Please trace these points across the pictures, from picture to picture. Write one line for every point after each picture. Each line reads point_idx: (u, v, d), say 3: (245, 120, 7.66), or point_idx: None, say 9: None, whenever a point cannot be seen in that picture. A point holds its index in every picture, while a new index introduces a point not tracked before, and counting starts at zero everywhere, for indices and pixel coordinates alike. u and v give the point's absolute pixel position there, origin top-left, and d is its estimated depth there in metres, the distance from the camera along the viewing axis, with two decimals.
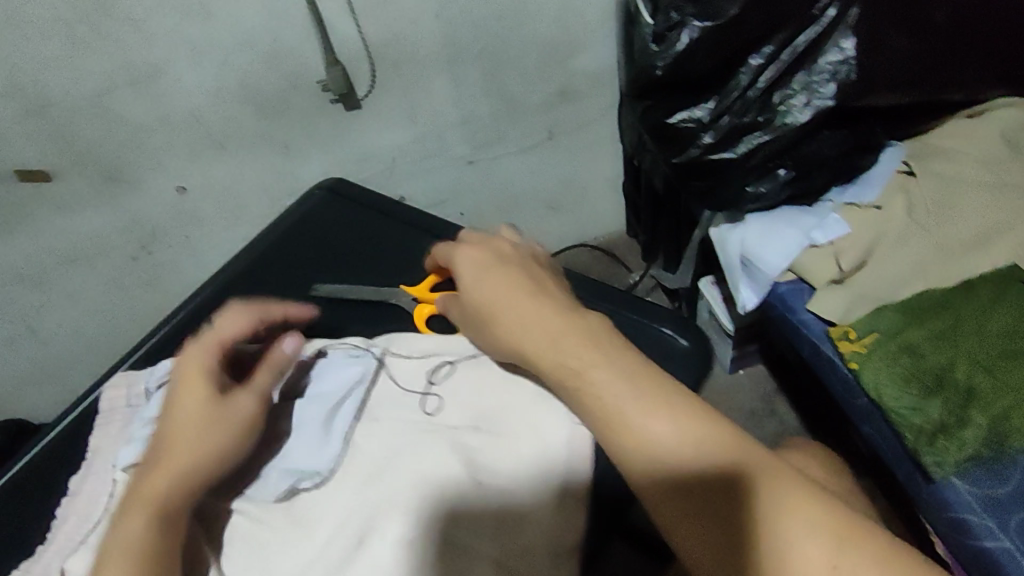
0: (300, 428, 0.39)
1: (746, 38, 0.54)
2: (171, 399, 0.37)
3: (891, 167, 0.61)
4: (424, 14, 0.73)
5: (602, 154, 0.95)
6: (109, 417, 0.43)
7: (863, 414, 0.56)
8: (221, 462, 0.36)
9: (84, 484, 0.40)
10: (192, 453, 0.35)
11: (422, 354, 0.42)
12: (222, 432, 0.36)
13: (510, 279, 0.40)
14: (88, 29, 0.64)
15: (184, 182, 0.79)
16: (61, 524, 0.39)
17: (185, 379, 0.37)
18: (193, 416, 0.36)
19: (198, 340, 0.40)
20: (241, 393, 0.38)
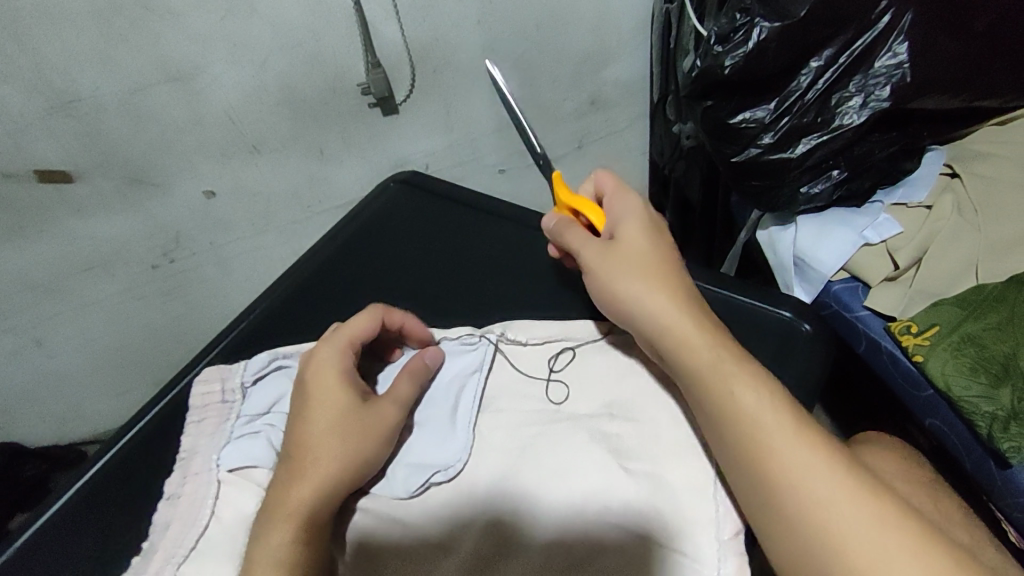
0: (424, 427, 0.50)
1: (810, 39, 0.57)
2: (312, 405, 0.47)
3: (936, 167, 0.64)
4: (467, 19, 0.72)
5: (628, 165, 0.96)
6: (204, 411, 0.49)
7: (927, 407, 0.58)
8: (359, 469, 0.46)
9: (185, 487, 0.46)
10: (333, 464, 0.45)
11: (546, 342, 0.53)
12: (361, 442, 0.46)
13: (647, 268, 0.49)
14: (126, 23, 0.62)
15: (213, 186, 0.76)
16: (164, 529, 0.45)
17: (324, 393, 0.47)
18: (336, 426, 0.46)
19: (338, 349, 0.48)
20: (380, 407, 0.48)
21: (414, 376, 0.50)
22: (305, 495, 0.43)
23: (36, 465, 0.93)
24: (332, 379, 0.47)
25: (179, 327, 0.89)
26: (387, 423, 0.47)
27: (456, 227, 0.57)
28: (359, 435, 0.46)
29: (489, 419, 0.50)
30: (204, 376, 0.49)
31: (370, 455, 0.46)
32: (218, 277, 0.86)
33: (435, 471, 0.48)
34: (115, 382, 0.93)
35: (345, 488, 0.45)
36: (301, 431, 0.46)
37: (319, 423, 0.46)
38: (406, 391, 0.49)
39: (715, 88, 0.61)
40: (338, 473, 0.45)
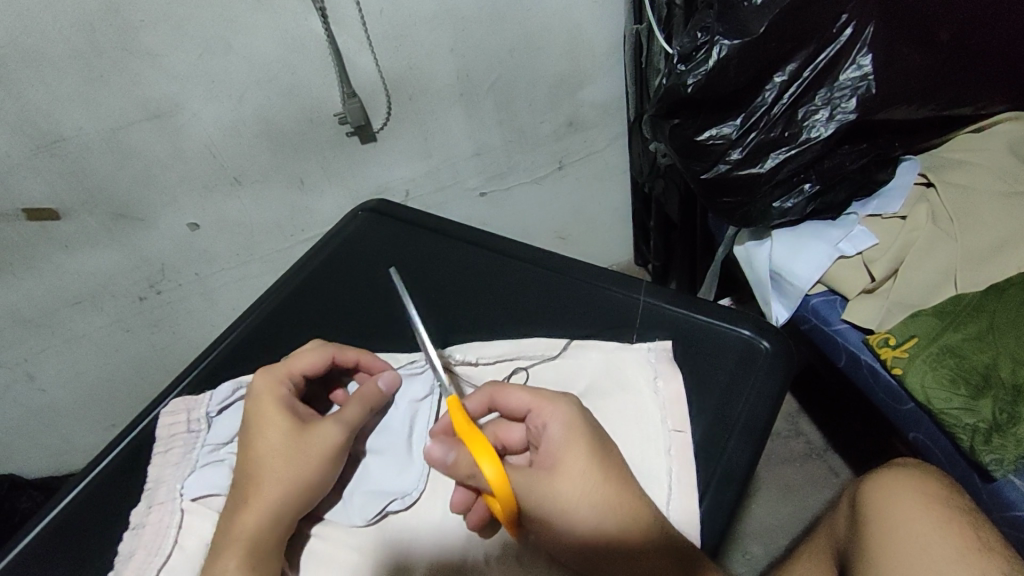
0: (382, 454, 0.46)
1: (772, 55, 0.57)
2: (250, 431, 0.44)
3: (909, 178, 0.63)
4: (440, 48, 0.74)
5: (610, 185, 0.97)
6: (170, 442, 0.47)
7: (911, 420, 0.56)
8: (306, 490, 0.42)
9: (149, 516, 0.43)
10: (274, 484, 0.41)
11: (498, 360, 0.50)
12: (302, 463, 0.42)
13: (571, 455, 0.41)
14: (105, 64, 0.63)
15: (196, 219, 0.78)
16: (128, 560, 0.42)
17: (262, 415, 0.44)
18: (275, 447, 0.43)
19: (270, 373, 0.46)
20: (324, 425, 0.44)
21: (368, 401, 0.46)
22: (250, 521, 0.40)
23: (32, 496, 0.92)
24: (263, 402, 0.45)
25: (168, 358, 0.90)
26: (330, 442, 0.44)
27: (429, 252, 0.58)
28: (300, 455, 0.43)
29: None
30: (169, 407, 0.48)
31: (313, 475, 0.42)
32: (204, 308, 0.87)
33: (394, 497, 0.44)
34: (106, 414, 0.94)
35: (290, 512, 0.41)
36: (241, 462, 0.43)
37: (261, 442, 0.43)
38: (353, 412, 0.45)
39: (680, 107, 0.62)
40: (279, 495, 0.41)
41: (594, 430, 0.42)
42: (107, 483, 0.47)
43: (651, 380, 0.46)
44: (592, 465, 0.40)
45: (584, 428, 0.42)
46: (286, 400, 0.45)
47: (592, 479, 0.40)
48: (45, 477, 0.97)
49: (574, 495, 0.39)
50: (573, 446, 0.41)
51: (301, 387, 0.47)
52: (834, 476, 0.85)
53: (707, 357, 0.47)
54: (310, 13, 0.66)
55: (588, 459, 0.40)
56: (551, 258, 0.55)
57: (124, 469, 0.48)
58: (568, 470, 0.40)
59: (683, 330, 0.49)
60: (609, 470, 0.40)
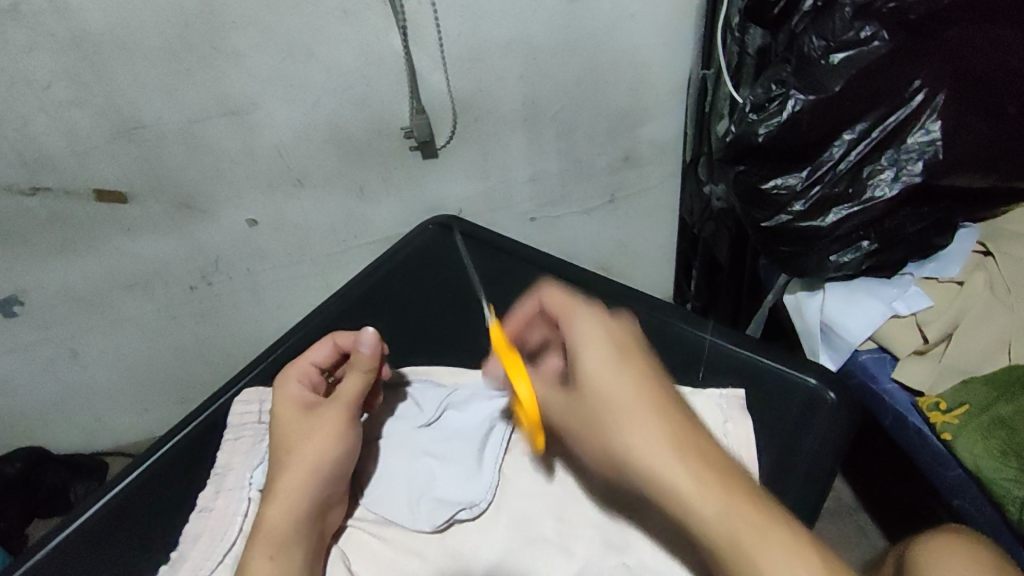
0: (453, 463, 0.53)
1: (844, 113, 0.58)
2: (273, 426, 0.50)
3: (968, 245, 0.64)
4: (510, 73, 0.76)
5: (658, 223, 0.98)
6: (240, 431, 0.52)
7: (956, 488, 0.56)
8: (316, 469, 0.47)
9: (217, 501, 0.49)
10: (289, 472, 0.47)
11: None
12: (308, 445, 0.48)
13: (607, 363, 0.42)
14: (192, 59, 0.66)
15: (256, 216, 0.80)
16: (194, 541, 0.47)
17: (278, 411, 0.50)
18: (287, 440, 0.49)
19: (285, 371, 0.52)
20: (325, 410, 0.49)
21: (362, 373, 0.50)
22: (272, 508, 0.46)
23: (57, 472, 0.95)
24: (281, 399, 0.51)
25: (208, 349, 0.92)
26: (334, 427, 0.48)
27: (498, 273, 0.62)
28: (309, 439, 0.48)
29: (511, 460, 0.54)
30: (243, 397, 0.53)
31: (319, 453, 0.47)
32: (249, 304, 0.89)
33: (461, 507, 0.51)
34: (140, 399, 0.95)
35: (307, 494, 0.46)
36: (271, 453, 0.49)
37: (277, 437, 0.49)
38: (353, 389, 0.50)
39: (747, 154, 0.62)
40: (294, 481, 0.47)
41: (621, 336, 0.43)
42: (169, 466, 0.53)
43: (720, 422, 0.48)
44: (620, 374, 0.41)
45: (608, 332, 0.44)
46: (297, 395, 0.51)
47: (616, 376, 0.41)
48: (72, 453, 0.99)
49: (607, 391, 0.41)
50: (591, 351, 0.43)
51: (316, 378, 0.52)
52: (862, 538, 0.84)
53: (776, 399, 0.51)
54: (392, 29, 0.68)
55: (612, 368, 0.42)
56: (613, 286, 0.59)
57: (187, 456, 0.54)
58: (589, 376, 0.42)
59: (752, 372, 0.52)
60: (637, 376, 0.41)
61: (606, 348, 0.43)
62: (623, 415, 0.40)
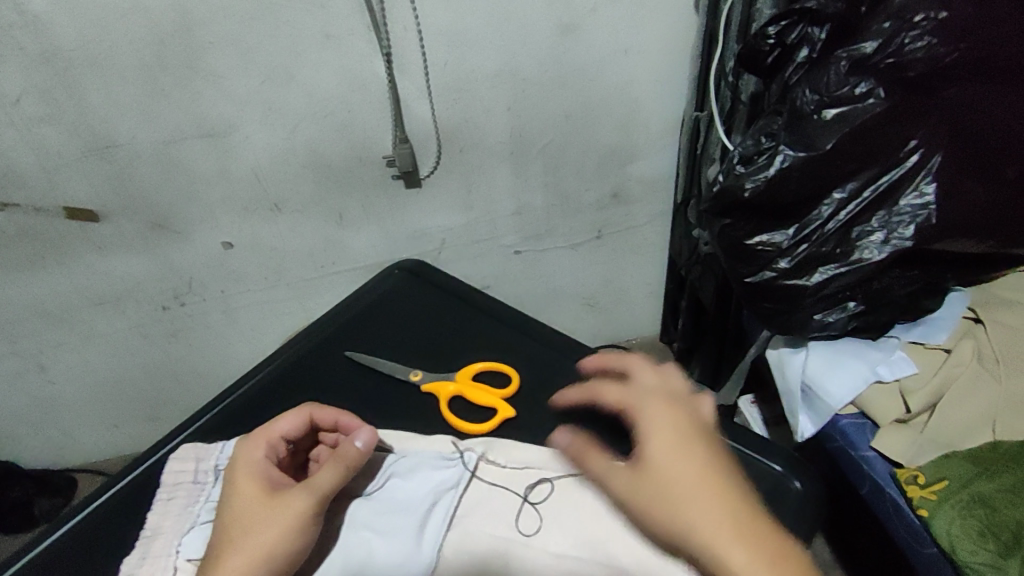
0: (393, 538, 0.46)
1: (835, 172, 0.56)
2: (226, 498, 0.45)
3: (958, 309, 0.62)
4: (498, 105, 0.73)
5: (646, 259, 0.96)
6: (174, 490, 0.48)
7: (930, 565, 0.54)
8: (265, 560, 0.42)
9: (142, 568, 0.44)
10: (234, 557, 0.41)
11: (525, 468, 0.50)
12: (264, 532, 0.42)
13: (673, 423, 0.41)
14: (168, 80, 0.64)
15: (232, 238, 0.78)
16: None
17: (238, 478, 0.45)
18: (240, 516, 0.43)
19: (252, 436, 0.47)
20: (292, 492, 0.44)
21: (344, 462, 0.45)
22: None
23: (24, 487, 0.94)
24: (241, 468, 0.46)
25: (180, 368, 0.90)
26: (296, 512, 0.43)
27: (464, 322, 0.60)
28: (266, 522, 0.43)
29: (455, 540, 0.47)
30: (179, 455, 0.50)
31: (271, 544, 0.42)
32: (224, 325, 0.87)
33: None
34: (109, 415, 0.93)
35: None
36: (218, 528, 0.44)
37: (228, 510, 0.44)
38: (328, 479, 0.44)
39: (733, 208, 0.61)
40: (239, 569, 0.41)
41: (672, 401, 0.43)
42: (105, 518, 0.49)
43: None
44: (661, 415, 0.42)
45: (678, 422, 0.41)
46: (262, 469, 0.46)
47: (722, 518, 0.37)
48: (40, 468, 0.98)
49: (670, 479, 0.39)
50: (663, 436, 0.41)
51: (282, 450, 0.48)
52: None
53: None
54: (376, 56, 0.66)
55: (671, 448, 0.40)
56: (585, 352, 0.57)
57: (123, 505, 0.50)
58: (663, 468, 0.39)
59: None
60: (687, 440, 0.40)
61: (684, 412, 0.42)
62: (674, 491, 0.38)
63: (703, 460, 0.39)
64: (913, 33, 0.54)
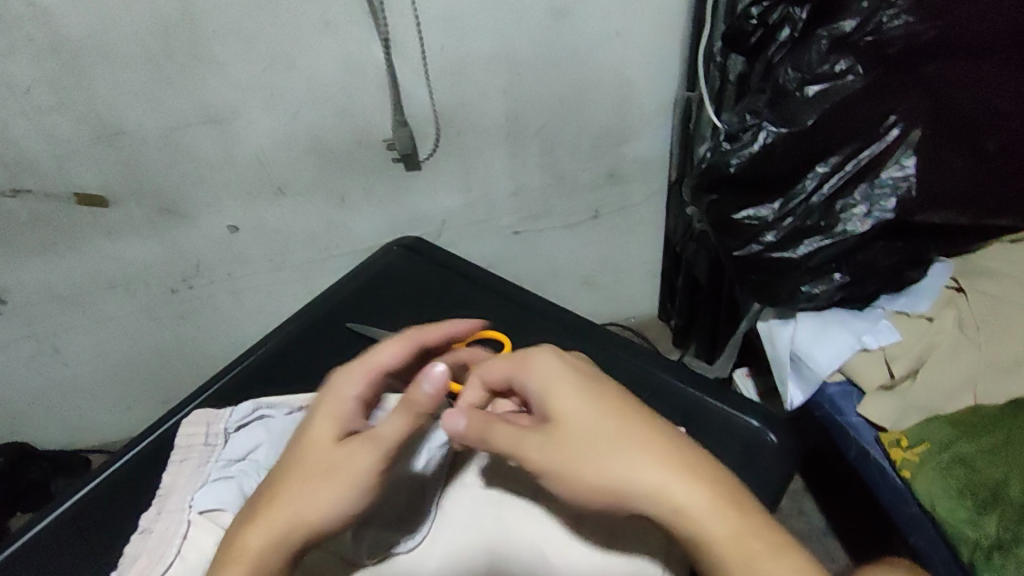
0: None
1: (816, 146, 0.58)
2: (304, 434, 0.42)
3: (941, 280, 0.64)
4: (494, 88, 0.75)
5: (642, 239, 0.98)
6: (187, 452, 0.51)
7: (913, 524, 0.57)
8: (316, 515, 0.40)
9: (157, 523, 0.46)
10: (284, 508, 0.39)
11: None
12: (327, 483, 0.40)
13: (573, 387, 0.40)
14: (173, 66, 0.66)
15: (237, 222, 0.80)
16: (133, 562, 0.45)
17: (321, 411, 0.43)
18: (310, 457, 0.41)
19: (353, 370, 0.43)
20: (361, 445, 0.41)
21: (412, 412, 0.41)
22: (254, 540, 0.39)
23: (41, 467, 0.97)
24: (324, 409, 0.43)
25: (190, 350, 0.93)
26: (359, 464, 0.40)
27: (459, 293, 0.63)
28: (327, 472, 0.40)
29: (453, 491, 0.49)
30: (191, 420, 0.52)
31: (329, 500, 0.40)
32: (231, 307, 0.89)
33: (401, 538, 0.46)
34: (121, 396, 0.96)
35: (290, 541, 0.39)
36: (283, 465, 0.42)
37: (300, 453, 0.41)
38: (400, 431, 0.41)
39: (720, 183, 0.63)
40: (285, 519, 0.39)
41: (585, 368, 0.41)
42: (118, 482, 0.52)
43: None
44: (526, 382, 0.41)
45: (574, 368, 0.41)
46: (345, 411, 0.43)
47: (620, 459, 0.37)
48: (56, 448, 1.01)
49: (566, 422, 0.39)
50: (560, 375, 0.40)
51: (368, 393, 0.43)
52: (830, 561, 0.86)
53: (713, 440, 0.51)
54: (374, 41, 0.68)
55: (574, 395, 0.39)
56: (578, 322, 0.59)
57: (137, 470, 0.53)
58: (564, 412, 0.39)
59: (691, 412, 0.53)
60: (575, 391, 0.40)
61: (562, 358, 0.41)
62: (579, 438, 0.38)
63: (601, 399, 0.39)
64: (891, 11, 0.55)
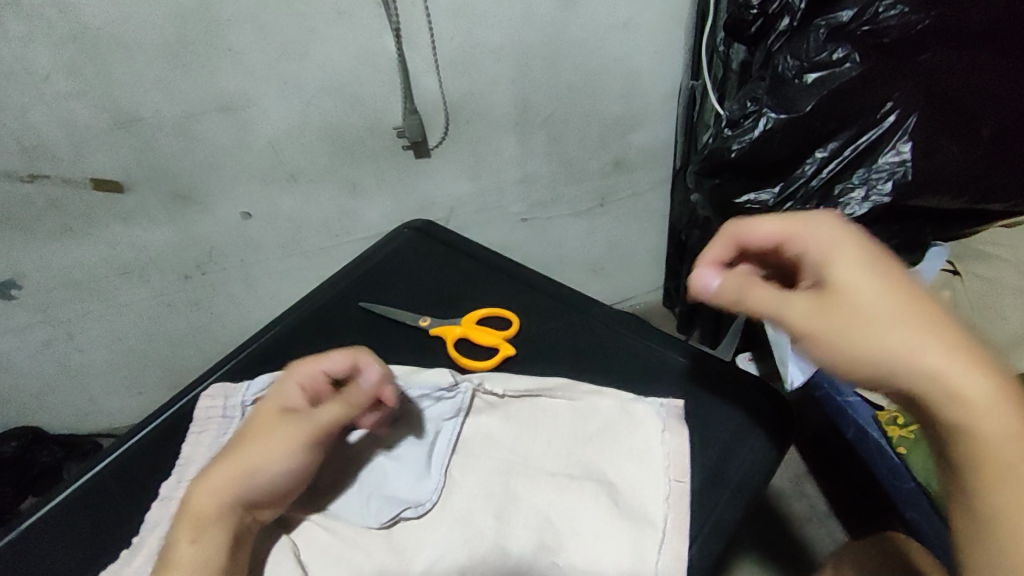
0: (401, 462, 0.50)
1: (814, 132, 0.60)
2: (251, 418, 0.49)
3: (937, 263, 0.66)
4: (502, 77, 0.77)
5: (646, 227, 1.00)
6: (206, 423, 0.53)
7: (909, 499, 0.59)
8: (253, 471, 0.44)
9: (176, 491, 0.48)
10: (223, 469, 0.44)
11: (524, 394, 0.54)
12: (267, 447, 0.45)
13: (853, 252, 0.36)
14: (190, 55, 0.67)
15: (250, 209, 0.82)
16: (153, 527, 0.47)
17: (267, 399, 0.49)
18: (255, 430, 0.47)
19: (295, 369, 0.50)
20: (299, 419, 0.47)
21: (350, 401, 0.48)
22: (199, 493, 0.43)
23: (54, 453, 0.99)
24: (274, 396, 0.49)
25: (202, 337, 0.94)
26: (296, 436, 0.46)
27: (470, 274, 0.65)
28: (268, 438, 0.46)
29: (460, 462, 0.51)
30: (210, 393, 0.54)
31: (264, 459, 0.45)
32: (243, 294, 0.91)
33: (407, 506, 0.48)
34: (134, 382, 0.98)
35: (236, 493, 0.43)
36: (234, 441, 0.47)
37: (242, 436, 0.47)
38: (336, 412, 0.48)
39: (721, 168, 0.65)
40: (229, 475, 0.44)
41: (866, 244, 0.37)
42: (139, 453, 0.54)
43: (658, 430, 0.50)
44: (855, 272, 0.35)
45: (848, 236, 0.37)
46: (291, 398, 0.49)
47: (933, 342, 0.32)
48: (67, 434, 1.03)
49: (856, 298, 0.35)
50: (847, 256, 0.36)
51: (318, 391, 0.49)
52: (829, 542, 0.88)
53: (715, 412, 0.52)
54: (385, 30, 0.69)
55: (866, 271, 0.35)
56: (587, 301, 0.61)
57: (156, 443, 0.55)
58: (848, 287, 0.35)
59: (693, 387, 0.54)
60: (887, 283, 0.35)
61: (844, 232, 0.38)
62: (869, 316, 0.34)
63: (908, 295, 0.34)
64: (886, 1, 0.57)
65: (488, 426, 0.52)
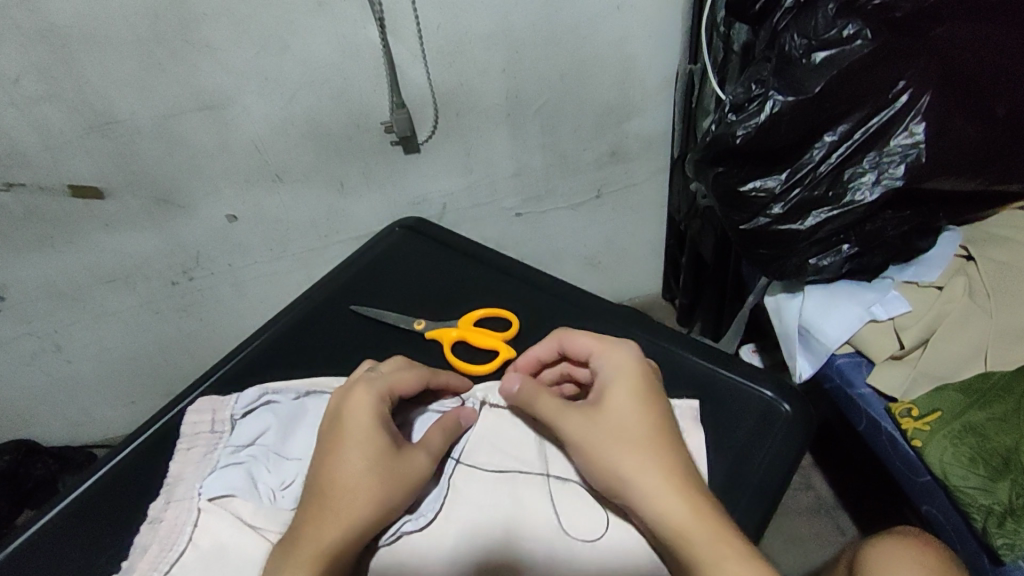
0: None
1: (824, 115, 0.57)
2: (346, 440, 0.44)
3: (950, 249, 0.63)
4: (492, 66, 0.74)
5: (645, 218, 0.97)
6: (194, 439, 0.49)
7: (924, 494, 0.57)
8: (382, 517, 0.43)
9: (166, 512, 0.46)
10: (361, 509, 0.42)
11: None
12: (391, 488, 0.43)
13: (638, 391, 0.46)
14: (165, 52, 0.64)
15: (236, 210, 0.79)
16: (143, 552, 0.44)
17: (361, 422, 0.44)
18: (362, 465, 0.43)
19: (374, 385, 0.46)
20: (413, 451, 0.45)
21: (447, 429, 0.48)
22: (331, 533, 0.40)
23: (47, 465, 0.97)
24: (359, 411, 0.45)
25: (192, 343, 0.92)
26: (419, 476, 0.45)
27: (464, 274, 0.62)
28: (387, 479, 0.43)
29: (462, 473, 0.48)
30: (197, 406, 0.51)
31: (390, 498, 0.43)
32: (232, 298, 0.88)
33: (407, 519, 0.45)
34: (125, 391, 0.96)
35: (363, 539, 0.42)
36: (333, 467, 0.43)
37: (337, 474, 0.43)
38: (439, 443, 0.47)
39: (726, 155, 0.62)
40: (363, 516, 0.42)
41: (645, 377, 0.46)
42: (127, 469, 0.51)
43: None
44: (626, 400, 0.45)
45: (635, 373, 0.46)
46: (385, 415, 0.46)
47: (640, 462, 0.42)
48: (61, 446, 1.01)
49: (613, 421, 0.44)
50: (625, 385, 0.46)
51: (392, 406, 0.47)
52: (840, 534, 0.86)
53: (730, 411, 0.50)
54: (369, 21, 0.66)
55: (631, 400, 0.45)
56: (587, 300, 0.59)
57: (145, 457, 0.52)
58: (612, 408, 0.45)
59: (705, 383, 0.52)
60: (647, 415, 0.45)
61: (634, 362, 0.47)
62: (609, 428, 0.44)
63: (654, 422, 0.44)
64: None
65: (490, 433, 0.50)
